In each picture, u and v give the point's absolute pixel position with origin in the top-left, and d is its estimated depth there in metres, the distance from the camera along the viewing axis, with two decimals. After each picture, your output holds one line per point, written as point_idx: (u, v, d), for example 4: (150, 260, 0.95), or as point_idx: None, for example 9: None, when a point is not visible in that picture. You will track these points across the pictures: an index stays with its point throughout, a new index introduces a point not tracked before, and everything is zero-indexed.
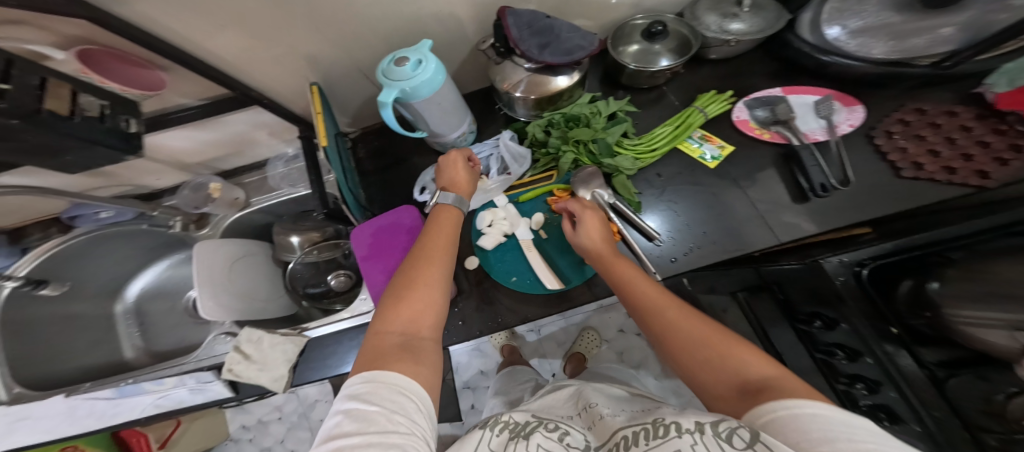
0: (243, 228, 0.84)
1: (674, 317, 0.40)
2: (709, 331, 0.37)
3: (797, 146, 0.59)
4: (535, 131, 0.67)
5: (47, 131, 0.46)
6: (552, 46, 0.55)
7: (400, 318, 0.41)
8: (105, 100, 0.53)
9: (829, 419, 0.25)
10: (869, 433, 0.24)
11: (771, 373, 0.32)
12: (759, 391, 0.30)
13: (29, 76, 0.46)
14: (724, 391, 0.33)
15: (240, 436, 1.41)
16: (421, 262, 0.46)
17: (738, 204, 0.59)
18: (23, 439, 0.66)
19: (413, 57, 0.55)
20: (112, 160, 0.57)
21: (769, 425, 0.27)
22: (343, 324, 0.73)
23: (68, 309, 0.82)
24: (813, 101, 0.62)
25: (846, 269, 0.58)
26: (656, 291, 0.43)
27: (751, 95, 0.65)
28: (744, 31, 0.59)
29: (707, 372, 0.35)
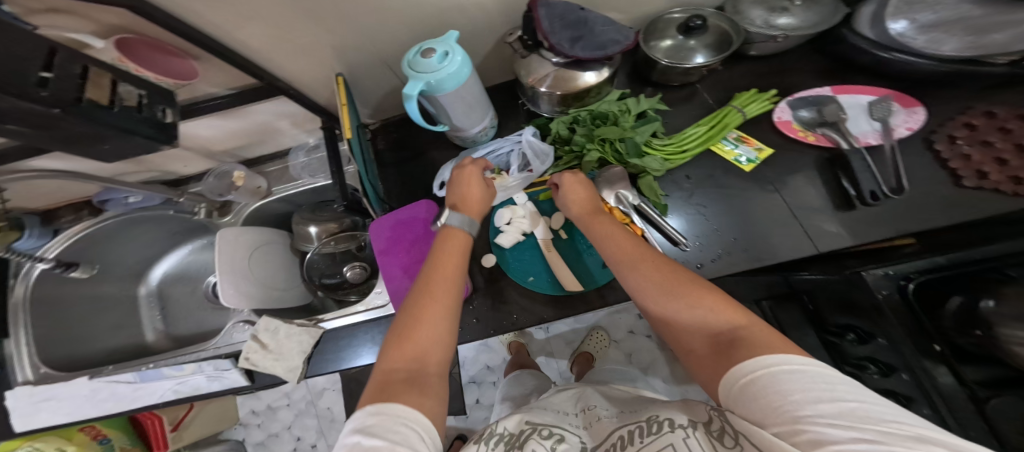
0: (263, 217, 0.84)
1: (654, 273, 0.42)
2: (682, 281, 0.40)
3: (846, 149, 0.56)
4: (559, 128, 0.65)
5: (83, 120, 0.45)
6: (585, 40, 0.53)
7: (407, 349, 0.40)
8: (143, 89, 0.53)
9: (805, 375, 0.27)
10: (843, 388, 0.26)
11: (741, 323, 0.35)
12: (730, 344, 0.33)
13: (71, 65, 0.45)
14: (695, 342, 0.36)
15: (250, 421, 1.45)
16: (427, 293, 0.45)
17: (771, 210, 0.56)
18: (47, 420, 0.67)
19: (439, 49, 0.54)
20: (148, 150, 0.57)
21: (750, 387, 0.29)
22: (359, 316, 0.72)
23: (95, 291, 0.84)
24: (868, 101, 0.58)
25: (892, 283, 0.53)
26: (638, 253, 0.45)
27: (796, 94, 0.62)
28: (794, 26, 0.56)
29: (681, 325, 0.38)
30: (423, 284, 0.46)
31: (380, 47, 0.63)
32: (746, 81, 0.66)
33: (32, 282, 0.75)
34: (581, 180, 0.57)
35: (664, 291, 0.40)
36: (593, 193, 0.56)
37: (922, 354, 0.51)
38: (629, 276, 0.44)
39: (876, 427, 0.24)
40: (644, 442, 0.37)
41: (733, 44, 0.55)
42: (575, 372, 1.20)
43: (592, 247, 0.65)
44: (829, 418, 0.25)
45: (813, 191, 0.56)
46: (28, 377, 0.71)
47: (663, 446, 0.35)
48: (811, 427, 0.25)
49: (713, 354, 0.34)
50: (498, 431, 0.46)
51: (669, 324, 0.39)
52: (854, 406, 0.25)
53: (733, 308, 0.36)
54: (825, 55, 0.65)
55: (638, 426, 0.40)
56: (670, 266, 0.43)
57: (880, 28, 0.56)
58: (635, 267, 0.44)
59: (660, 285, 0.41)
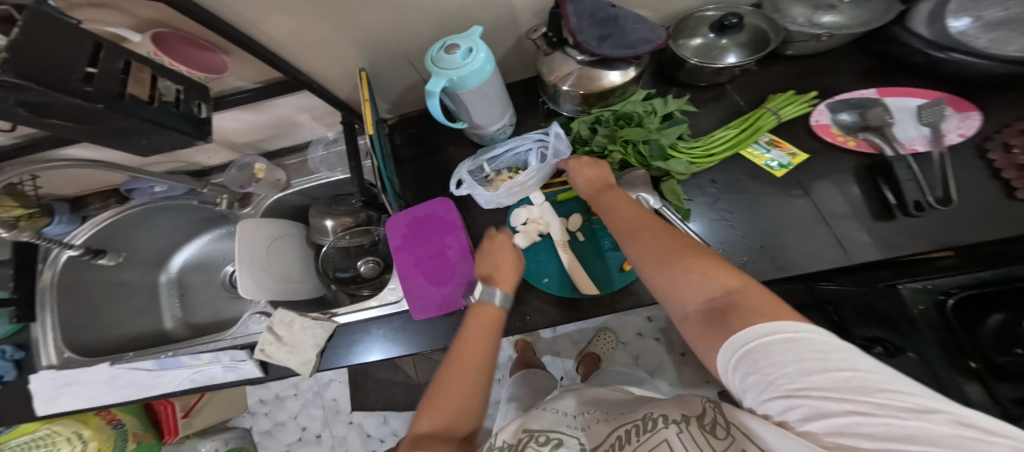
0: (281, 209, 0.85)
1: (652, 241, 0.41)
2: (680, 247, 0.39)
3: (891, 156, 0.54)
4: (580, 128, 0.63)
5: (126, 117, 0.43)
6: (613, 38, 0.52)
7: (440, 410, 0.43)
8: (179, 85, 0.50)
9: (798, 344, 0.27)
10: (838, 353, 0.26)
11: (738, 288, 0.33)
12: (722, 313, 0.33)
13: (115, 60, 0.42)
14: (689, 308, 0.36)
15: (257, 409, 1.47)
16: (458, 366, 0.46)
17: (798, 218, 0.55)
18: (69, 405, 0.69)
19: (463, 44, 0.54)
20: (182, 145, 0.54)
21: (744, 359, 0.29)
22: (373, 312, 0.70)
23: (118, 277, 0.86)
24: (918, 105, 0.56)
25: (928, 298, 0.47)
26: (640, 222, 0.45)
27: (837, 96, 0.60)
28: (840, 25, 0.54)
29: (674, 292, 0.37)
30: (455, 356, 0.48)
31: (404, 43, 0.62)
32: (776, 83, 0.64)
33: (60, 266, 0.78)
34: (590, 160, 0.57)
35: (660, 258, 0.39)
36: (604, 171, 0.56)
37: (951, 365, 0.44)
38: (630, 246, 0.43)
39: (871, 400, 0.24)
40: (640, 440, 0.37)
41: (771, 44, 0.53)
42: (581, 373, 1.19)
43: (612, 249, 0.64)
44: (822, 391, 0.25)
45: (844, 199, 0.54)
46: (52, 362, 0.73)
47: (656, 443, 0.35)
48: (806, 401, 0.25)
49: (705, 321, 0.34)
50: (496, 446, 0.45)
51: (663, 290, 0.38)
52: (847, 376, 0.25)
53: (730, 272, 0.35)
54: (862, 57, 0.62)
55: (634, 424, 0.40)
56: (671, 232, 0.42)
57: (937, 27, 0.54)
58: (636, 237, 0.43)
59: (657, 253, 0.40)
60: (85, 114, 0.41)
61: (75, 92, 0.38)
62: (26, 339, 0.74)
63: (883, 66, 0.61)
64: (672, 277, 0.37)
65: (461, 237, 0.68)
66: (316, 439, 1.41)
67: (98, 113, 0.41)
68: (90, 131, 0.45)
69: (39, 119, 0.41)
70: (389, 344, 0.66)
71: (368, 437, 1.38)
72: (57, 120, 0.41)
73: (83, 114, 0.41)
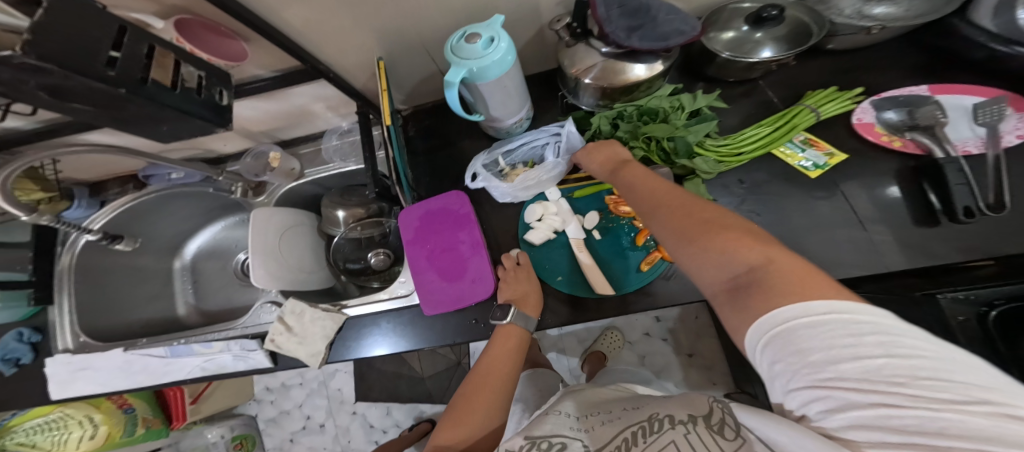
0: (294, 199, 0.85)
1: (667, 217, 0.39)
2: (696, 222, 0.36)
3: (942, 158, 0.50)
4: (601, 123, 0.61)
5: (148, 102, 0.42)
6: (643, 30, 0.50)
7: (457, 434, 0.50)
8: (202, 71, 0.49)
9: (826, 327, 0.25)
10: (872, 336, 0.24)
11: (761, 262, 0.31)
12: (744, 292, 0.31)
13: (138, 44, 0.41)
14: (713, 287, 0.34)
15: (263, 397, 1.48)
16: (478, 388, 0.54)
17: (829, 222, 0.53)
18: (84, 389, 0.70)
19: (484, 33, 0.51)
20: (203, 133, 0.53)
21: (770, 346, 0.28)
22: (383, 305, 0.68)
23: (135, 261, 0.86)
24: (974, 104, 0.52)
25: (970, 308, 0.46)
26: (653, 198, 0.42)
27: (883, 94, 0.57)
28: (894, 16, 0.52)
29: (693, 270, 0.35)
30: (476, 380, 0.56)
31: (423, 32, 0.61)
32: (809, 80, 0.61)
33: (78, 251, 0.78)
34: (603, 143, 0.55)
35: (676, 237, 0.37)
36: (616, 148, 0.53)
37: None
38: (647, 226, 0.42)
39: (903, 392, 0.23)
40: (647, 441, 0.35)
41: (813, 38, 0.51)
42: (586, 371, 1.18)
43: (631, 248, 0.61)
44: (852, 382, 0.24)
45: (880, 203, 0.52)
46: (69, 346, 0.75)
47: (664, 444, 0.33)
48: (831, 393, 0.25)
49: (728, 302, 0.32)
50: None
51: (685, 269, 0.37)
52: (880, 364, 0.24)
53: (752, 244, 0.32)
54: (902, 55, 0.59)
55: (641, 426, 0.38)
56: (689, 205, 0.39)
57: (1003, 19, 0.50)
58: (651, 216, 0.41)
59: (672, 232, 0.38)
60: (107, 100, 0.40)
61: (100, 76, 0.38)
62: (43, 321, 0.76)
63: (925, 64, 0.58)
64: (690, 256, 0.35)
65: (475, 233, 0.67)
66: (320, 428, 1.42)
67: (120, 98, 0.40)
68: (112, 118, 0.44)
69: (60, 104, 0.40)
70: (398, 339, 0.65)
71: (371, 428, 1.38)
72: (79, 104, 0.40)
73: (106, 100, 0.40)
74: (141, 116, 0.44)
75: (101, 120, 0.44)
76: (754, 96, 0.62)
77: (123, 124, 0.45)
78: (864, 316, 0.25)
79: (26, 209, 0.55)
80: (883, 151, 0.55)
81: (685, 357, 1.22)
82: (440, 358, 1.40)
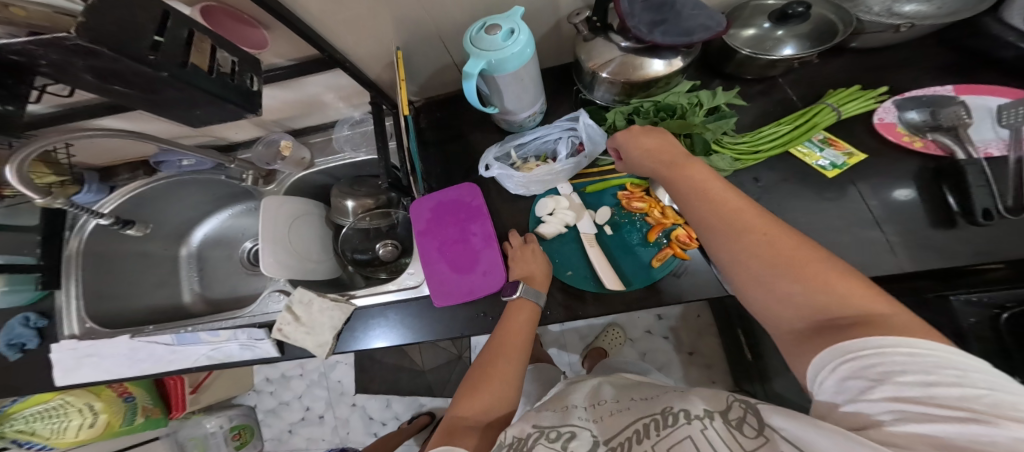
0: (303, 188, 0.85)
1: (756, 236, 0.36)
2: (795, 252, 0.34)
3: (963, 159, 0.51)
4: (616, 118, 0.61)
5: (189, 88, 0.42)
6: (666, 25, 0.50)
7: (473, 406, 0.46)
8: (235, 56, 0.48)
9: (931, 360, 0.25)
10: (978, 376, 0.24)
11: (876, 311, 0.29)
12: (840, 330, 0.30)
13: (179, 29, 0.41)
14: (794, 320, 0.33)
15: (262, 388, 1.48)
16: (496, 359, 0.50)
17: (844, 221, 0.53)
18: (90, 376, 0.69)
19: (504, 25, 0.51)
20: (233, 118, 0.52)
21: (853, 367, 0.27)
22: (389, 296, 0.68)
23: (142, 247, 0.87)
24: (999, 105, 0.53)
25: (981, 311, 0.46)
26: (732, 209, 0.39)
27: (907, 94, 0.57)
28: (924, 14, 0.51)
29: (778, 299, 0.34)
30: (490, 350, 0.52)
31: (441, 24, 0.61)
32: (825, 80, 0.61)
33: (87, 236, 0.78)
34: (651, 129, 0.50)
35: (765, 262, 0.35)
36: (665, 138, 0.49)
37: None
38: (715, 237, 0.39)
39: (994, 414, 0.22)
40: (660, 435, 0.33)
41: (838, 36, 0.51)
42: (587, 367, 1.19)
43: (641, 244, 0.62)
44: (938, 403, 0.23)
45: (897, 203, 0.52)
46: (74, 332, 0.74)
47: (679, 440, 0.31)
48: (907, 408, 0.24)
49: (816, 336, 0.31)
50: (505, 440, 0.39)
51: (761, 294, 0.35)
52: (980, 395, 0.23)
53: (864, 294, 0.30)
54: (921, 56, 0.60)
55: (654, 418, 0.36)
56: (775, 228, 0.36)
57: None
58: (726, 228, 0.38)
59: (761, 255, 0.35)
60: (147, 85, 0.40)
61: (143, 59, 0.37)
62: (50, 307, 0.75)
63: (944, 67, 0.58)
64: (781, 285, 0.34)
65: (487, 225, 0.67)
66: (319, 419, 1.42)
67: (160, 81, 0.39)
68: (146, 102, 0.44)
69: (102, 86, 0.40)
70: (405, 331, 0.65)
71: (370, 420, 1.39)
72: (120, 86, 0.40)
73: (148, 85, 0.40)
74: (174, 103, 0.44)
75: (133, 105, 0.44)
76: (771, 95, 0.62)
77: (153, 109, 0.45)
78: (962, 355, 0.25)
79: (41, 193, 0.55)
80: (899, 152, 0.55)
81: (686, 355, 1.23)
82: (441, 352, 1.40)
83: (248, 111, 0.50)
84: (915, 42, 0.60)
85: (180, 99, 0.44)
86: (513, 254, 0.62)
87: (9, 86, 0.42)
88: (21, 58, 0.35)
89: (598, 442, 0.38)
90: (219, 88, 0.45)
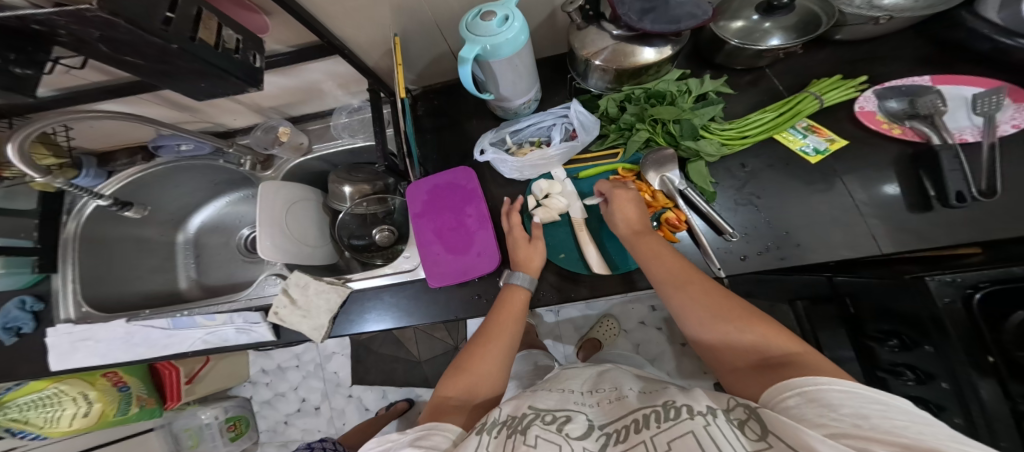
0: (302, 173, 0.86)
1: (697, 291, 0.44)
2: (730, 304, 0.42)
3: (938, 145, 0.52)
4: (608, 105, 0.64)
5: (196, 62, 0.43)
6: (657, 13, 0.51)
7: (458, 386, 0.48)
8: (239, 34, 0.49)
9: (860, 396, 0.29)
10: (899, 412, 0.28)
11: (796, 352, 0.37)
12: (778, 367, 0.36)
13: (188, 7, 0.42)
14: (739, 364, 0.39)
15: (258, 379, 1.49)
16: (485, 341, 0.51)
17: (826, 206, 0.55)
18: (84, 360, 0.69)
19: (499, 12, 0.51)
20: (233, 94, 0.53)
21: (800, 399, 0.31)
22: (382, 280, 0.69)
23: (139, 232, 0.88)
24: (974, 93, 0.54)
25: (954, 291, 0.48)
26: (680, 268, 0.47)
27: (886, 83, 0.59)
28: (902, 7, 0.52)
29: (725, 346, 0.41)
30: (481, 333, 0.52)
31: (438, 13, 0.61)
32: (811, 70, 0.63)
33: (85, 219, 0.79)
34: (633, 198, 0.55)
35: (716, 315, 0.42)
36: (644, 212, 0.55)
37: (968, 363, 0.49)
38: (676, 296, 0.45)
39: (926, 442, 0.25)
40: (660, 427, 0.33)
41: (820, 27, 0.53)
42: (581, 356, 1.21)
43: None
44: (882, 432, 0.26)
45: (876, 189, 0.54)
46: (70, 316, 0.74)
47: (682, 433, 0.31)
48: (851, 433, 0.27)
49: (762, 374, 0.37)
50: (499, 418, 0.40)
51: (713, 342, 0.42)
52: (904, 425, 0.26)
53: (784, 337, 0.39)
54: (903, 48, 0.61)
55: (654, 410, 0.36)
56: (711, 286, 0.45)
57: (1011, 11, 0.53)
58: (681, 287, 0.45)
59: (708, 307, 0.43)
60: (158, 57, 0.41)
61: (156, 32, 0.38)
62: (45, 290, 0.75)
63: (925, 57, 0.60)
64: (726, 332, 0.41)
65: (481, 207, 0.68)
66: (315, 410, 1.44)
67: (170, 53, 0.40)
68: (153, 75, 0.45)
69: (115, 57, 0.41)
70: (399, 314, 0.66)
71: (366, 410, 1.41)
72: (131, 58, 0.41)
73: (158, 57, 0.41)
74: (180, 75, 0.45)
75: (141, 77, 0.45)
76: (759, 85, 0.64)
77: (158, 80, 0.46)
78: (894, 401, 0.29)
79: (42, 172, 0.55)
80: (878, 138, 0.57)
81: (677, 346, 1.25)
82: (437, 343, 1.42)
83: (251, 87, 0.52)
84: (900, 34, 0.62)
85: (186, 71, 0.44)
86: (517, 238, 0.61)
87: (29, 55, 0.43)
88: (43, 28, 0.37)
89: (595, 426, 0.39)
90: (225, 62, 0.46)
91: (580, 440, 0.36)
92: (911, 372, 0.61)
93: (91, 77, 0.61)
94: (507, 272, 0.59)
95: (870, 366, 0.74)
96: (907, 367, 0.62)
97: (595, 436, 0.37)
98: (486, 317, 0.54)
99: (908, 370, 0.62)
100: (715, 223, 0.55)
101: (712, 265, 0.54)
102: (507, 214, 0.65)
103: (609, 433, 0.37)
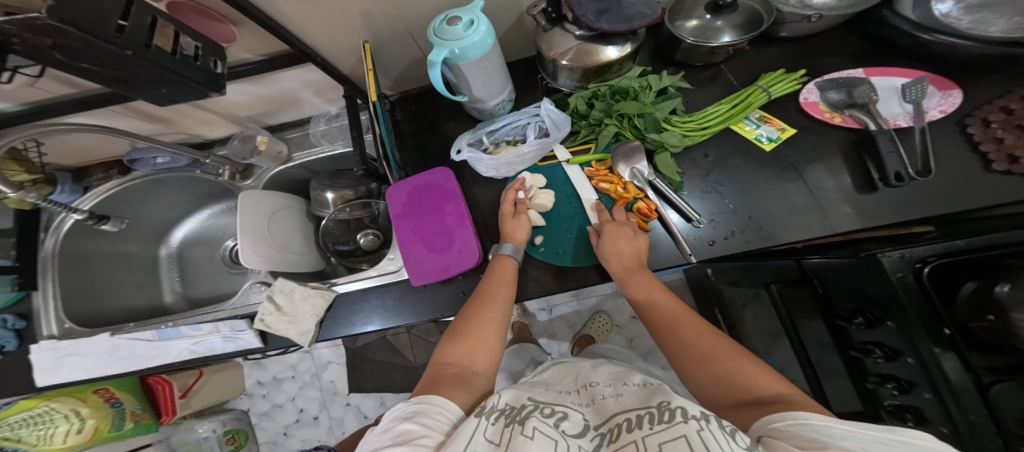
0: (284, 182, 0.87)
1: (684, 332, 0.46)
2: (721, 346, 0.42)
3: (874, 130, 0.55)
4: (577, 103, 0.66)
5: (152, 68, 0.44)
6: (612, 13, 0.53)
7: (456, 353, 0.48)
8: (198, 42, 0.51)
9: (864, 429, 0.29)
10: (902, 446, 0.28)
11: (781, 392, 0.36)
12: (765, 405, 0.35)
13: (142, 16, 0.43)
14: (728, 401, 0.39)
15: (254, 391, 1.48)
16: (484, 307, 0.52)
17: (783, 193, 0.57)
18: (70, 374, 0.69)
19: (465, 17, 0.53)
20: (197, 98, 0.54)
21: (801, 426, 0.31)
22: (365, 282, 0.71)
23: (120, 247, 0.88)
24: (903, 83, 0.57)
25: (906, 266, 0.52)
26: (671, 310, 0.49)
27: (826, 76, 0.62)
28: (828, 6, 0.57)
29: (717, 386, 0.40)
30: (478, 299, 0.54)
31: (406, 20, 0.63)
32: (764, 64, 0.66)
33: (62, 235, 0.79)
34: (626, 232, 0.56)
35: (705, 356, 0.42)
36: (638, 246, 0.55)
37: (930, 339, 0.50)
38: (671, 339, 0.47)
39: None
40: (653, 429, 0.34)
41: (763, 24, 0.56)
42: (574, 353, 1.22)
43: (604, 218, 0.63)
44: None
45: (829, 177, 0.56)
46: (53, 332, 0.74)
47: (675, 439, 0.31)
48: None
49: (750, 410, 0.36)
50: (498, 405, 0.41)
51: (706, 387, 0.41)
52: None
53: (775, 378, 0.38)
54: (845, 42, 0.64)
55: (647, 411, 0.36)
56: (699, 330, 0.45)
57: (924, 9, 0.57)
58: (673, 328, 0.47)
59: (704, 349, 0.43)
60: (114, 64, 0.42)
61: (110, 39, 0.39)
62: (27, 308, 0.75)
63: (865, 50, 0.63)
64: (714, 372, 0.41)
65: (461, 205, 0.69)
66: (313, 420, 1.44)
67: (126, 59, 0.42)
68: (115, 81, 0.46)
69: (72, 64, 0.43)
70: (386, 315, 0.68)
71: (365, 418, 1.40)
72: (87, 65, 0.42)
73: (114, 63, 0.42)
74: (140, 81, 0.47)
75: (100, 84, 0.46)
76: (718, 80, 0.66)
77: (118, 88, 0.47)
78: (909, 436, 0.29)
79: (14, 187, 0.56)
80: (823, 127, 0.59)
81: None
82: (433, 346, 1.43)
83: (211, 90, 0.53)
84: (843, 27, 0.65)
85: (146, 77, 0.46)
86: (504, 211, 0.63)
87: None
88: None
89: (590, 425, 0.40)
90: (182, 68, 0.47)
91: (576, 438, 0.37)
92: (878, 350, 0.64)
93: (60, 90, 0.63)
94: (495, 245, 0.61)
95: (844, 347, 0.77)
96: (873, 343, 0.65)
97: (590, 436, 0.39)
98: (479, 285, 0.57)
99: (877, 348, 0.65)
100: (681, 208, 0.58)
101: (682, 249, 0.55)
102: (508, 189, 0.66)
103: (603, 433, 0.38)
